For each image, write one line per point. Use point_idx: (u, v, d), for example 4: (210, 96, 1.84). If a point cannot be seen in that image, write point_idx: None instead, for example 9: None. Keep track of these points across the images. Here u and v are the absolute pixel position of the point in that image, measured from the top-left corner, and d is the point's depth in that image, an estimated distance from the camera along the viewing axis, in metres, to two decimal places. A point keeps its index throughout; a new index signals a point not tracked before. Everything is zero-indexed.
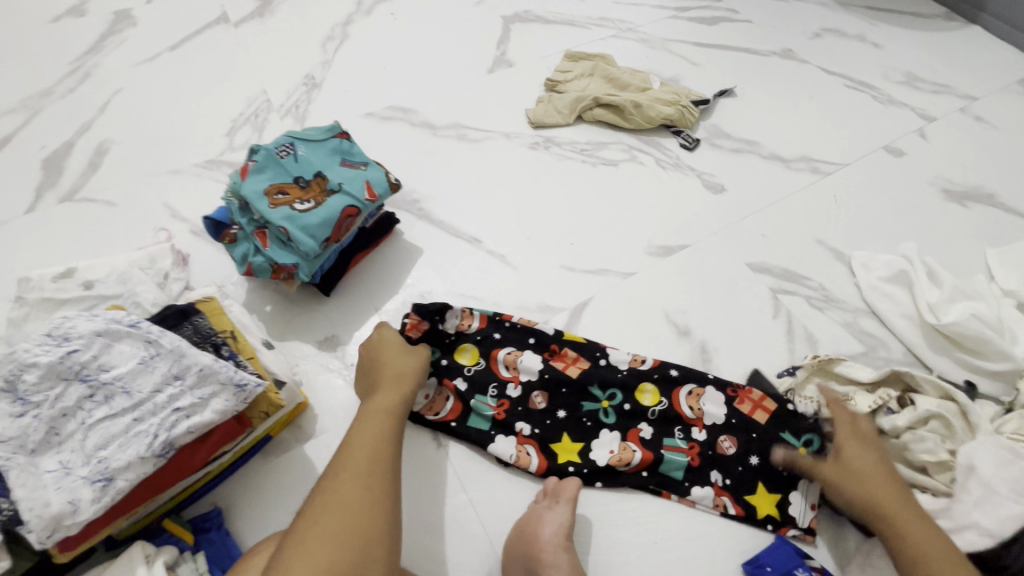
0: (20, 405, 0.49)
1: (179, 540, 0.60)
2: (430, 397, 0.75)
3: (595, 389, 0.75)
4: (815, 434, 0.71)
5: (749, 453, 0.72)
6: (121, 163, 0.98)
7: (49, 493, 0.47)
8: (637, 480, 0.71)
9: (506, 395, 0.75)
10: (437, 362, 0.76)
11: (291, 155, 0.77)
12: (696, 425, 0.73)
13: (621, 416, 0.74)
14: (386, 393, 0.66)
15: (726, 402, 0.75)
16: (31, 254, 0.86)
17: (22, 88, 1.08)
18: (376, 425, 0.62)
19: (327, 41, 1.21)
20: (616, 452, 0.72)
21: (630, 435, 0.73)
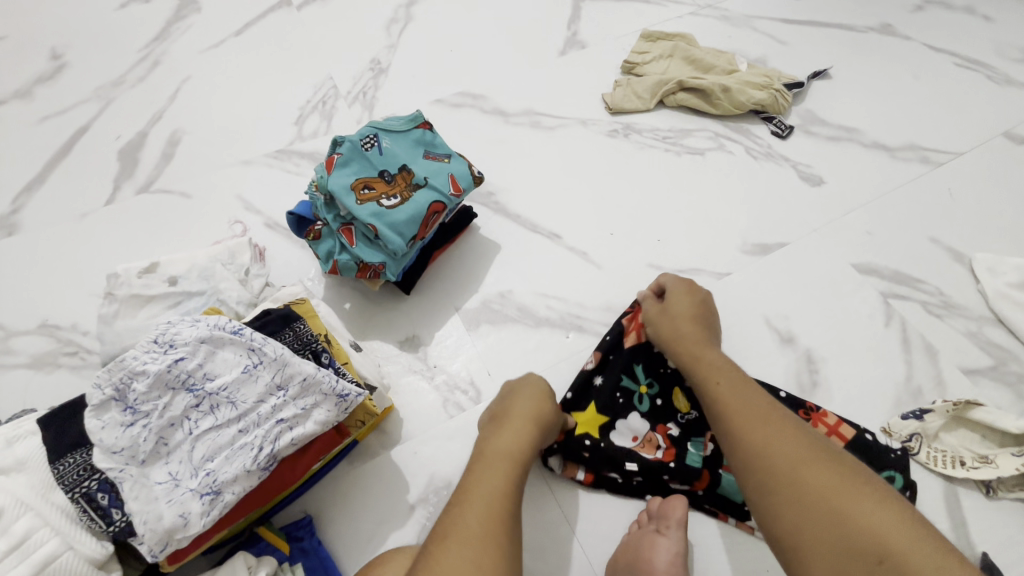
0: (131, 414, 0.47)
1: (276, 549, 0.59)
2: (639, 442, 0.69)
3: (635, 373, 0.72)
4: (897, 472, 0.67)
5: None
6: (193, 154, 0.97)
7: (161, 506, 0.46)
8: (657, 481, 0.67)
9: (614, 442, 0.68)
10: (654, 399, 0.71)
11: (376, 147, 0.73)
12: None
13: (647, 401, 0.71)
14: (514, 434, 0.59)
15: None
16: (112, 246, 0.86)
17: (93, 78, 1.07)
18: (500, 472, 0.55)
19: (391, 23, 1.16)
20: (643, 440, 0.69)
21: (658, 428, 0.69)
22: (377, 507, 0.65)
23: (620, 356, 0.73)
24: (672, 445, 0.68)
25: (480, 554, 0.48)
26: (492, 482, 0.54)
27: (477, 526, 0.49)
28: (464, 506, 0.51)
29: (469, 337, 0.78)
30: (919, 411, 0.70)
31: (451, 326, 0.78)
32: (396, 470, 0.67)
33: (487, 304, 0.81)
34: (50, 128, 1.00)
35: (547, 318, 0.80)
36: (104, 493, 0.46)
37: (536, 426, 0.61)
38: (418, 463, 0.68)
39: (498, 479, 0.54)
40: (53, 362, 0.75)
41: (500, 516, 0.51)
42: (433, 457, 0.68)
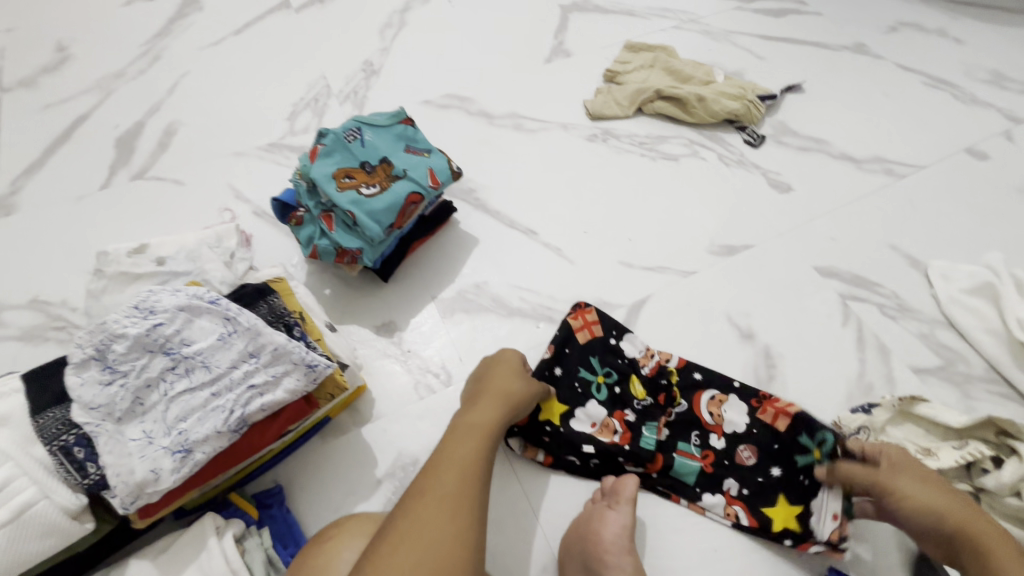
0: (109, 373, 0.51)
1: (245, 514, 0.61)
2: (597, 426, 0.72)
3: (593, 365, 0.76)
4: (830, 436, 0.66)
5: (770, 465, 0.69)
6: (188, 144, 1.00)
7: (134, 461, 0.49)
8: (613, 464, 0.70)
9: (573, 427, 0.71)
10: (611, 388, 0.74)
11: (358, 140, 0.77)
12: (716, 433, 0.72)
13: (605, 390, 0.74)
14: (488, 405, 0.63)
15: (748, 412, 0.72)
16: (105, 228, 0.89)
17: (96, 69, 1.11)
18: (474, 438, 0.59)
19: (385, 28, 1.21)
20: (602, 426, 0.72)
21: (615, 414, 0.73)
22: (344, 478, 0.68)
23: (579, 348, 0.77)
24: (629, 430, 0.72)
25: (456, 506, 0.51)
26: (466, 446, 0.57)
27: (449, 483, 0.53)
28: (438, 467, 0.55)
29: (443, 324, 0.81)
30: (868, 405, 0.74)
31: (426, 314, 0.82)
32: (365, 446, 0.70)
33: (463, 294, 0.84)
34: (52, 115, 1.04)
35: (520, 309, 0.83)
36: (79, 447, 0.49)
37: (509, 401, 0.65)
38: (387, 440, 0.71)
39: (471, 444, 0.58)
40: (41, 335, 0.78)
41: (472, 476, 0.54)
42: (402, 435, 0.71)
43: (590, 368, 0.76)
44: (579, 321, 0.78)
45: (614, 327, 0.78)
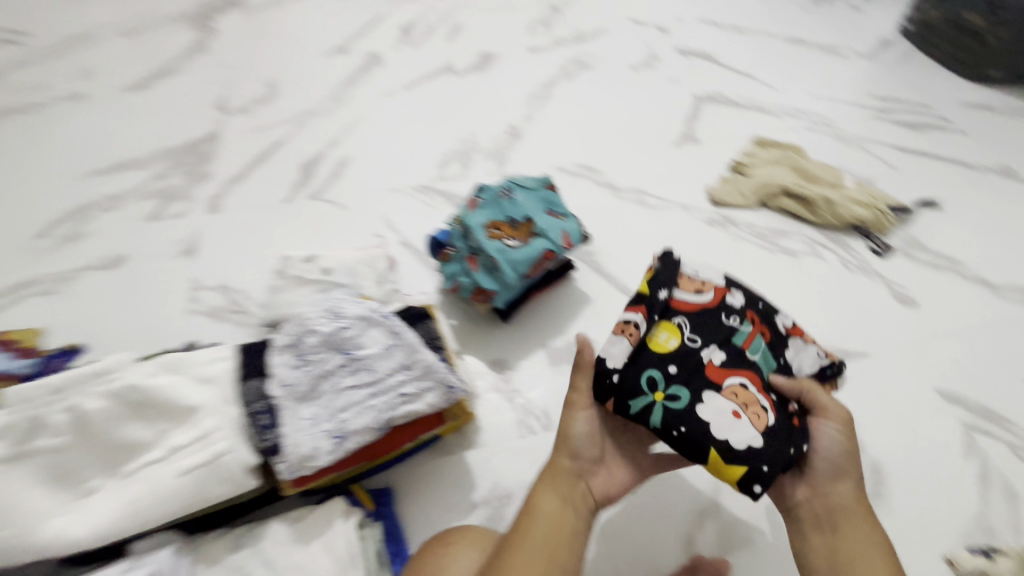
0: (299, 359, 0.62)
1: (363, 504, 0.69)
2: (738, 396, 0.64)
3: (713, 346, 0.66)
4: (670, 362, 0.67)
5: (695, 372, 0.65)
6: (357, 175, 1.19)
7: (303, 436, 0.59)
8: (740, 456, 0.60)
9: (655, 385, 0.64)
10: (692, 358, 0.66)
11: (510, 197, 0.88)
12: (724, 379, 0.64)
13: (692, 384, 0.64)
14: (549, 483, 0.64)
15: (736, 351, 0.66)
16: (282, 235, 1.07)
17: (295, 105, 1.36)
18: (541, 527, 0.60)
19: (531, 100, 1.39)
20: (745, 397, 0.63)
21: (716, 380, 0.64)
22: (447, 495, 0.75)
23: (646, 345, 0.66)
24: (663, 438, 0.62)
25: None
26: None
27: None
28: (516, 556, 0.58)
29: (549, 372, 0.87)
30: (990, 551, 0.68)
31: (535, 359, 0.89)
32: (466, 469, 0.77)
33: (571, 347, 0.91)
34: (257, 137, 1.27)
35: None
36: (265, 416, 0.60)
37: (570, 477, 0.64)
38: (487, 469, 0.77)
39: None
40: (223, 315, 0.95)
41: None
42: (500, 467, 0.78)
43: (681, 352, 0.66)
44: (687, 293, 0.70)
45: (774, 308, 0.72)
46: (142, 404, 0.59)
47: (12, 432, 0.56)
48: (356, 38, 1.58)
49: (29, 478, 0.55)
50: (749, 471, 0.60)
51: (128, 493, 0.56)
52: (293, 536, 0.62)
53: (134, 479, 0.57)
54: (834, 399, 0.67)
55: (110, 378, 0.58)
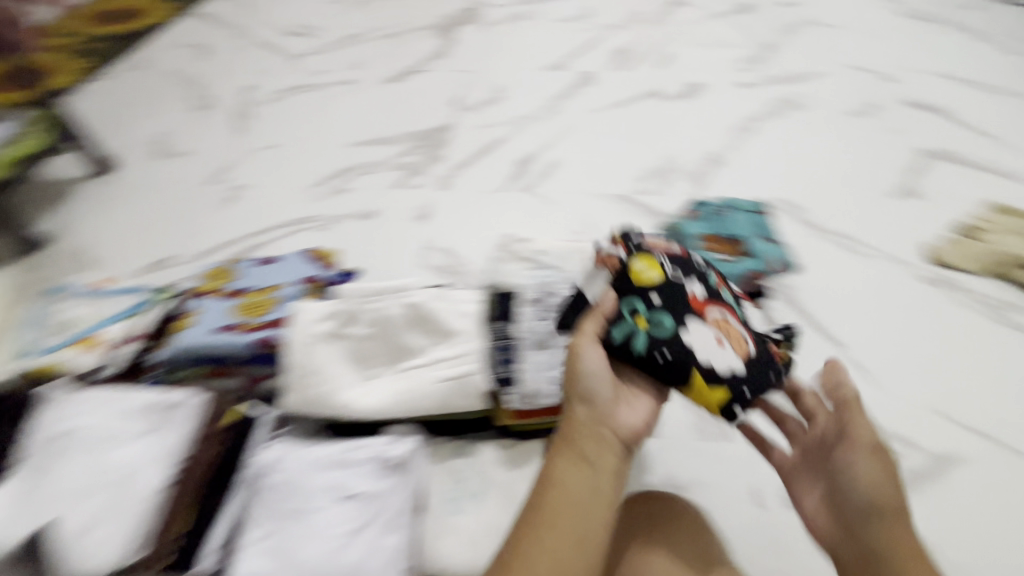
0: (541, 312, 0.73)
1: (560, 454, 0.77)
2: (721, 331, 0.65)
3: (695, 281, 0.67)
4: (634, 297, 0.65)
5: (682, 315, 0.65)
6: (565, 177, 1.33)
7: (535, 376, 0.70)
8: (722, 382, 0.63)
9: (677, 340, 0.64)
10: (646, 303, 0.65)
11: (725, 216, 0.96)
12: (708, 317, 0.65)
13: (675, 311, 0.64)
14: (564, 455, 0.59)
15: (704, 287, 0.67)
16: (498, 217, 1.23)
17: (516, 109, 1.55)
18: (557, 501, 0.56)
19: (736, 130, 1.43)
20: (726, 329, 0.66)
21: (696, 310, 0.65)
22: None
23: (625, 274, 0.66)
24: (642, 364, 0.64)
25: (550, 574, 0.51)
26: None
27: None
28: (543, 527, 0.54)
29: None
30: None
31: None
32: (644, 455, 0.86)
33: None
34: (483, 132, 1.48)
35: None
36: None
37: (579, 445, 0.59)
38: (664, 461, 0.86)
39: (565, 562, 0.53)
40: (445, 273, 1.13)
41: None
42: (676, 462, 0.86)
43: (664, 284, 0.65)
44: (659, 241, 0.71)
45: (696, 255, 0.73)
46: (420, 319, 0.74)
47: (336, 316, 0.74)
48: (572, 56, 1.75)
49: (339, 353, 0.73)
50: (728, 397, 0.63)
51: (401, 384, 0.72)
52: (503, 460, 0.75)
53: (405, 374, 0.72)
54: (870, 423, 0.64)
55: (403, 293, 0.75)
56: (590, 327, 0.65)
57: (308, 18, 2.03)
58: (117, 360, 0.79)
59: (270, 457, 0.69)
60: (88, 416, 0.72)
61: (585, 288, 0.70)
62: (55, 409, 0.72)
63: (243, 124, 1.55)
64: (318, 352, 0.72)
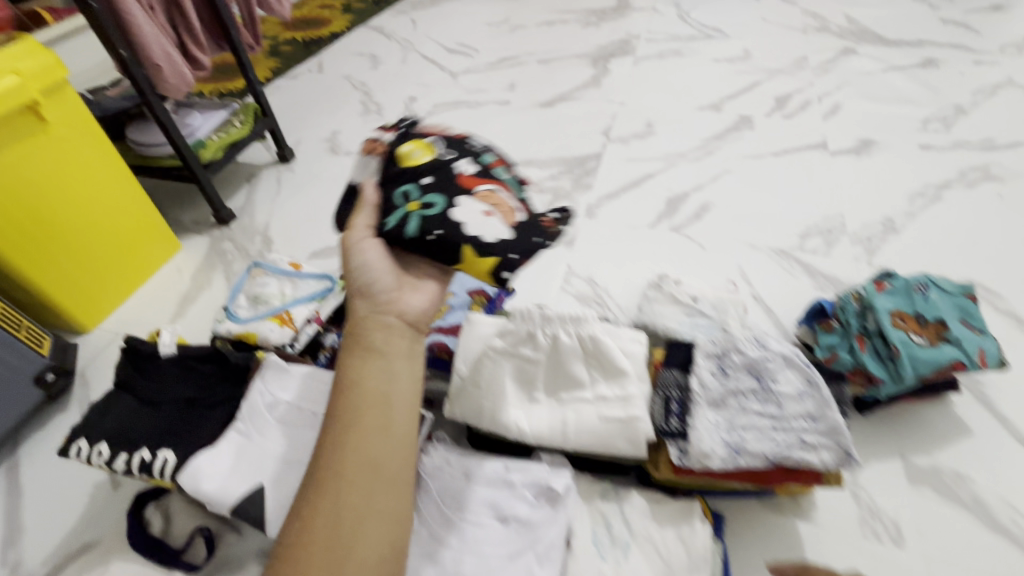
0: (719, 370, 0.71)
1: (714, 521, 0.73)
2: (495, 205, 0.63)
3: (467, 160, 0.67)
4: (411, 184, 0.64)
5: (426, 176, 0.64)
6: (718, 222, 1.28)
7: (706, 435, 0.67)
8: (493, 250, 0.59)
9: (455, 229, 0.60)
10: (417, 186, 0.63)
11: (924, 294, 0.84)
12: (482, 182, 0.65)
13: (445, 190, 0.63)
14: (357, 353, 0.54)
15: (451, 154, 0.67)
16: (644, 254, 1.21)
17: (667, 146, 1.53)
18: (363, 421, 0.49)
19: (917, 196, 1.31)
20: (492, 200, 0.63)
21: (465, 181, 0.64)
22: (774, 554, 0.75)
23: (399, 167, 0.66)
24: (421, 247, 0.60)
25: (352, 506, 0.46)
26: (387, 503, 0.47)
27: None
28: (344, 453, 0.48)
29: (907, 487, 0.81)
30: None
31: (892, 466, 0.83)
32: (798, 538, 0.76)
33: (938, 472, 0.82)
34: (632, 166, 1.47)
35: (1006, 529, 0.77)
36: (675, 404, 0.71)
37: (371, 335, 0.55)
38: (820, 548, 0.75)
39: (376, 480, 0.47)
40: (589, 304, 1.11)
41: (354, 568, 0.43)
42: (835, 552, 0.75)
43: (437, 168, 0.65)
44: (435, 132, 0.73)
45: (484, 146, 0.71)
46: (593, 353, 0.74)
47: (512, 335, 0.75)
48: (729, 98, 1.70)
49: (507, 371, 0.74)
50: (498, 264, 0.58)
51: (563, 415, 0.71)
52: (650, 513, 0.71)
53: (568, 406, 0.72)
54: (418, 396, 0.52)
55: (578, 324, 0.75)
56: (364, 221, 0.64)
57: (470, 38, 2.16)
58: (305, 340, 0.86)
59: (435, 461, 0.70)
60: (296, 390, 0.70)
61: (360, 183, 0.69)
62: (270, 377, 0.71)
63: None
64: (488, 366, 0.74)
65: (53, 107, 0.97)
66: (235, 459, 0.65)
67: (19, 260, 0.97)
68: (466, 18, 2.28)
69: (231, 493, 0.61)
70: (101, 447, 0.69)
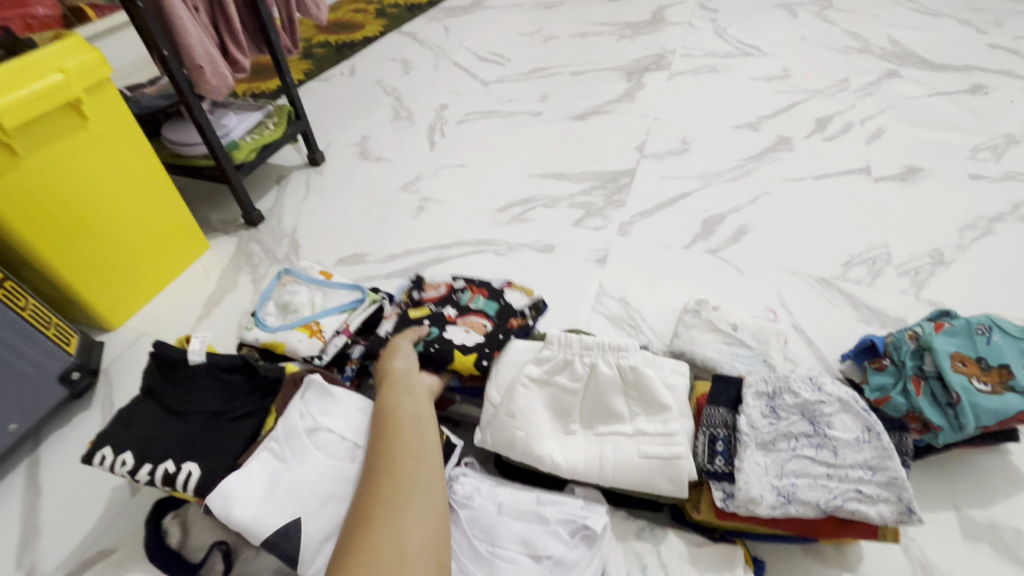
0: (770, 410, 0.67)
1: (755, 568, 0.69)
2: (469, 325, 0.80)
3: (452, 302, 0.85)
4: (416, 326, 0.81)
5: (426, 320, 0.82)
6: (756, 245, 1.23)
7: (754, 479, 0.63)
8: (472, 350, 0.76)
9: (449, 343, 0.77)
10: (423, 325, 0.81)
11: (987, 336, 0.79)
12: (462, 314, 0.83)
13: (439, 323, 0.81)
14: (391, 397, 0.68)
15: (443, 300, 0.86)
16: (678, 276, 1.17)
17: (702, 165, 1.49)
18: (400, 447, 0.61)
19: (967, 228, 1.25)
20: (468, 320, 0.81)
21: (451, 317, 0.82)
22: None
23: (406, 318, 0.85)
24: (427, 358, 0.76)
25: (395, 508, 0.55)
26: (431, 490, 0.58)
27: (411, 543, 0.53)
28: (386, 471, 0.59)
29: (963, 542, 0.75)
30: None
31: (947, 519, 0.77)
32: None
33: (997, 528, 0.76)
34: (666, 183, 1.43)
35: None
36: (722, 443, 0.67)
37: (401, 386, 0.69)
38: None
39: (420, 473, 0.59)
40: (621, 326, 1.08)
41: (411, 539, 0.53)
42: None
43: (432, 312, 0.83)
44: (433, 287, 0.90)
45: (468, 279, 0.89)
46: (634, 384, 0.71)
47: (548, 362, 0.73)
48: (767, 118, 1.66)
49: (541, 400, 0.72)
50: (477, 356, 0.76)
51: (600, 448, 0.68)
52: (688, 557, 0.67)
53: (605, 439, 0.69)
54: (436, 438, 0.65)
55: (619, 352, 0.72)
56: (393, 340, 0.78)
57: (503, 47, 2.15)
58: (333, 351, 0.84)
59: (465, 488, 0.68)
60: (340, 418, 0.67)
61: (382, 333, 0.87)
62: (311, 399, 0.68)
63: (435, 140, 1.65)
64: (521, 394, 0.71)
65: (94, 105, 0.97)
66: (270, 485, 0.61)
67: (51, 256, 0.96)
68: (499, 27, 2.28)
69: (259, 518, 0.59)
70: (124, 457, 0.67)
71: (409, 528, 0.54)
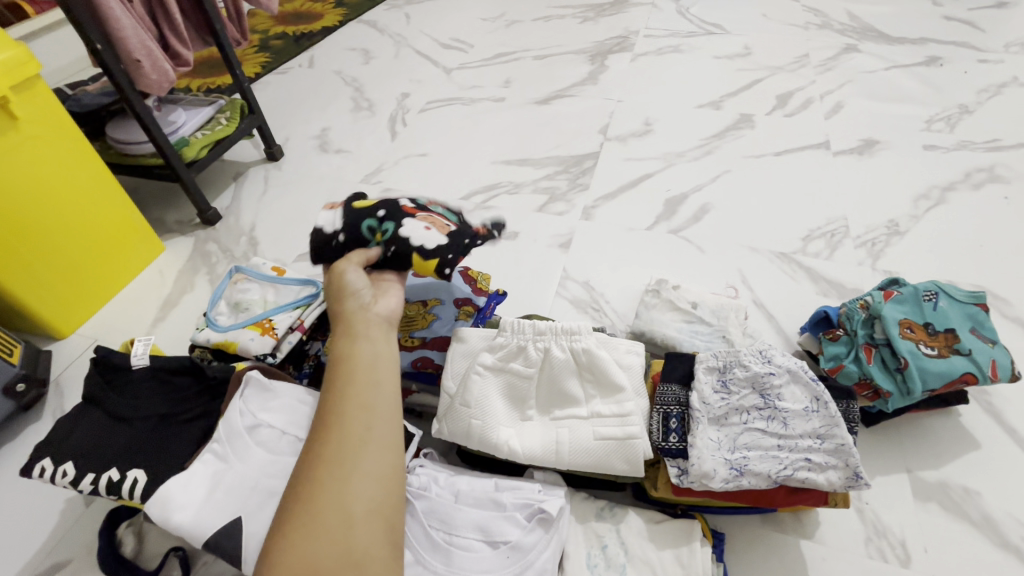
0: (722, 385, 0.67)
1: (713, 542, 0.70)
2: (430, 221, 0.72)
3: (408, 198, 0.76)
4: (371, 220, 0.72)
5: (380, 214, 0.72)
6: (718, 223, 1.24)
7: (707, 454, 0.63)
8: (435, 252, 0.69)
9: (408, 241, 0.69)
10: (375, 221, 0.72)
11: (933, 302, 0.80)
12: (418, 211, 0.74)
13: (395, 217, 0.72)
14: (344, 341, 0.59)
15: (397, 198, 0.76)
16: (641, 257, 1.17)
17: (665, 145, 1.49)
18: (352, 398, 0.54)
19: (921, 198, 1.27)
20: (429, 217, 0.73)
21: (407, 211, 0.73)
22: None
23: (353, 208, 0.74)
24: (386, 263, 0.70)
25: (343, 473, 0.49)
26: (384, 452, 0.52)
27: (357, 513, 0.48)
28: (337, 428, 0.52)
29: (913, 503, 0.77)
30: None
31: (898, 481, 0.79)
32: (799, 558, 0.73)
33: (946, 488, 0.79)
34: (630, 165, 1.43)
35: (1016, 547, 0.73)
36: (675, 420, 0.67)
37: (359, 322, 0.61)
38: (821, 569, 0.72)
39: (374, 433, 0.52)
40: (585, 309, 1.08)
41: (356, 508, 0.48)
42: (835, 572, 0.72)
43: (386, 203, 0.74)
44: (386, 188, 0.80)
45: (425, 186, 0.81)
46: (588, 367, 0.71)
47: (502, 349, 0.71)
48: (729, 96, 1.66)
49: (497, 387, 0.71)
50: (440, 263, 0.70)
51: (556, 432, 0.68)
52: (645, 533, 0.68)
53: (561, 423, 0.69)
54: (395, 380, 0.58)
55: (572, 336, 0.71)
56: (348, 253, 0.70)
57: (466, 33, 2.11)
58: (287, 348, 0.82)
59: (422, 479, 0.68)
60: (281, 413, 0.66)
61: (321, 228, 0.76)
62: (252, 397, 0.67)
63: (397, 129, 1.62)
64: (476, 383, 0.70)
65: (21, 103, 0.92)
66: (210, 486, 0.60)
67: None
68: (461, 13, 2.23)
69: (201, 518, 0.58)
70: (65, 467, 0.65)
71: (359, 496, 0.48)
